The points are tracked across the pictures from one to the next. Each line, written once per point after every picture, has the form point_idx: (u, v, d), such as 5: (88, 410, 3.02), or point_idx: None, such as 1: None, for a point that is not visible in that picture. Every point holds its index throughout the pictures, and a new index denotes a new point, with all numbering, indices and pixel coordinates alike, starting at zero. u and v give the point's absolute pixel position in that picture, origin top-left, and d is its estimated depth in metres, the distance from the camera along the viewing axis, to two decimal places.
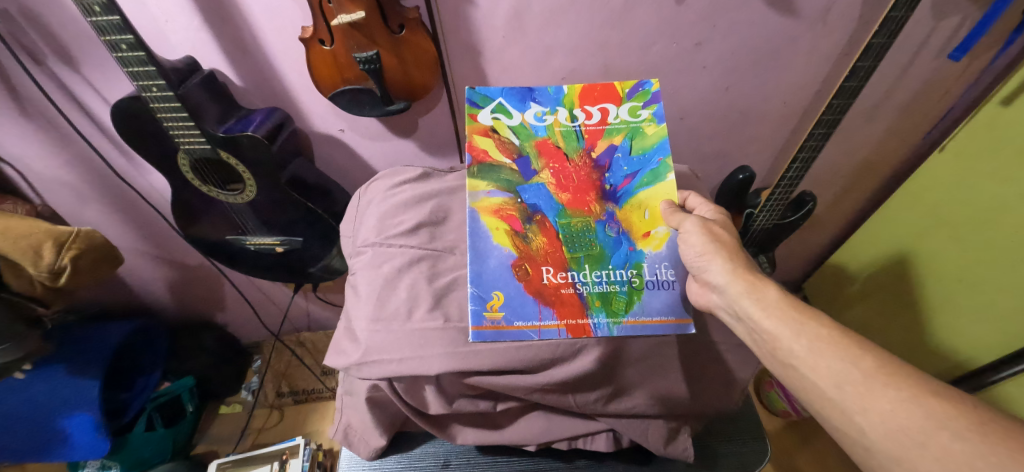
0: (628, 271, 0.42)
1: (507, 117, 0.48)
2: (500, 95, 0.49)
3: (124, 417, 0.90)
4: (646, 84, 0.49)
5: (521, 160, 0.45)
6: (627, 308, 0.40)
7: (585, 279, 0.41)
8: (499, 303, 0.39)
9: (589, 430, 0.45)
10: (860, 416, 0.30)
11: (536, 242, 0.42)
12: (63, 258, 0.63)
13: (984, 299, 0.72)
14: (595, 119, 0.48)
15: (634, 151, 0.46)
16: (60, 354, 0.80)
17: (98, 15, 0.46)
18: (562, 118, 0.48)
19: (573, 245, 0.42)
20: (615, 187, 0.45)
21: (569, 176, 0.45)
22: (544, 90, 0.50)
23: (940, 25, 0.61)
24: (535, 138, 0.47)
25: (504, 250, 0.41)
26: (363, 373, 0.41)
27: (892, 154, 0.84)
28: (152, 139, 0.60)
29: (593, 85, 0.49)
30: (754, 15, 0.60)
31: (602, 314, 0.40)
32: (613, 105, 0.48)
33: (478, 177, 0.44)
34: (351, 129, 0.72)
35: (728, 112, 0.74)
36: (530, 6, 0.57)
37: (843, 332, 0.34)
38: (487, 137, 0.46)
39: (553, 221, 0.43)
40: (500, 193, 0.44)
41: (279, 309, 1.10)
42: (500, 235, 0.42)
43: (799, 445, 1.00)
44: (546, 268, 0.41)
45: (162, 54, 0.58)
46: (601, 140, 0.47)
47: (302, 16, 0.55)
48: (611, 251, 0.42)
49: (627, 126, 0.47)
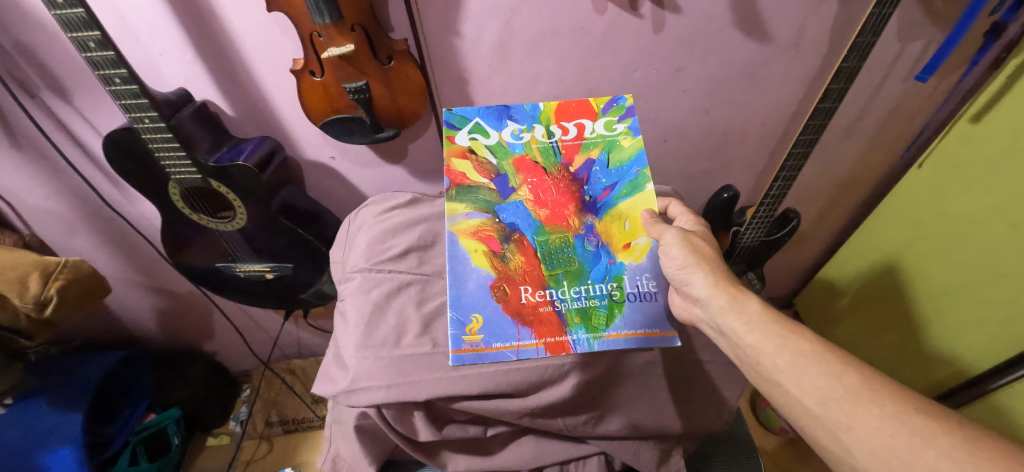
0: (608, 285, 0.42)
1: (485, 137, 0.49)
2: (477, 115, 0.50)
3: (105, 452, 0.85)
4: (620, 99, 0.50)
5: (499, 178, 0.47)
6: (608, 322, 0.40)
7: (563, 296, 0.41)
8: (478, 326, 0.39)
9: (579, 453, 0.44)
10: (845, 434, 0.31)
11: (514, 262, 0.43)
12: (49, 288, 0.62)
13: (969, 309, 0.73)
14: (571, 135, 0.49)
15: (611, 164, 0.47)
16: (43, 387, 0.78)
17: (93, 51, 0.47)
18: (538, 135, 0.49)
19: (551, 263, 0.43)
20: (594, 199, 0.46)
21: (547, 191, 0.46)
22: (520, 107, 0.51)
23: (906, 48, 0.65)
24: (512, 155, 0.48)
25: (482, 272, 0.42)
26: (351, 401, 0.40)
27: (870, 170, 0.86)
28: (141, 168, 0.61)
29: (569, 102, 0.51)
30: (729, 42, 0.63)
31: (581, 329, 0.39)
32: (589, 120, 0.50)
33: (456, 200, 0.45)
34: (342, 156, 0.73)
35: (709, 134, 0.77)
36: (515, 37, 0.59)
37: (825, 346, 0.35)
38: (465, 159, 0.47)
39: (532, 238, 0.44)
40: (478, 214, 0.45)
41: (269, 336, 1.09)
42: (479, 257, 0.42)
43: (798, 463, 0.99)
44: (524, 288, 0.41)
45: (154, 86, 0.59)
46: (578, 154, 0.48)
47: (293, 49, 0.57)
48: (590, 266, 0.43)
49: (603, 139, 0.48)
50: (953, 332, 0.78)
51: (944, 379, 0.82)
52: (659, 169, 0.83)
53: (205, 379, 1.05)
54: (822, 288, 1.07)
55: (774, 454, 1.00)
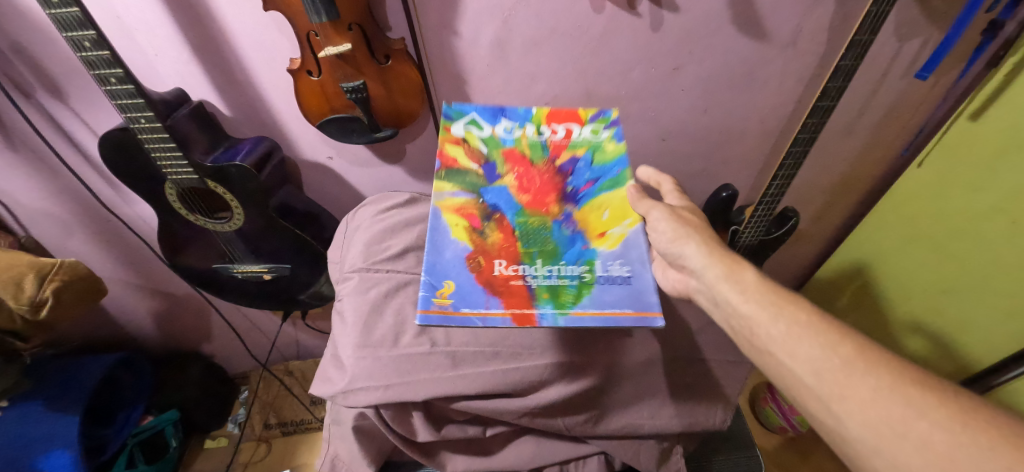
0: (580, 267, 0.39)
1: (478, 128, 0.51)
2: (474, 111, 0.53)
3: (102, 456, 0.85)
4: (606, 111, 0.55)
5: (487, 164, 0.48)
6: (576, 300, 0.36)
7: (535, 273, 0.38)
8: (449, 291, 0.35)
9: (580, 453, 0.43)
10: (838, 403, 0.30)
11: (492, 238, 0.41)
12: (45, 290, 0.62)
13: (970, 307, 0.73)
14: (560, 135, 0.52)
15: (595, 162, 0.50)
16: (40, 390, 0.78)
17: (88, 50, 0.47)
18: (529, 132, 0.52)
19: (527, 240, 0.41)
20: (575, 190, 0.47)
21: (532, 179, 0.47)
22: (514, 109, 0.54)
23: (904, 46, 0.65)
24: (502, 147, 0.50)
25: (459, 244, 0.40)
26: (347, 401, 0.39)
27: (868, 169, 0.86)
28: (138, 169, 0.60)
29: (560, 109, 0.55)
30: (727, 40, 0.63)
31: (549, 304, 0.35)
32: (577, 126, 0.53)
33: (444, 179, 0.45)
34: (340, 156, 0.73)
35: (708, 133, 0.77)
36: (513, 36, 0.59)
37: (822, 319, 0.34)
38: (458, 146, 0.49)
39: (512, 218, 0.43)
40: (463, 193, 0.44)
41: (267, 337, 1.08)
42: (458, 231, 0.41)
43: (798, 462, 0.99)
44: (496, 261, 0.39)
45: (150, 86, 0.59)
46: (564, 151, 0.51)
47: (290, 48, 0.57)
48: (564, 249, 0.41)
49: (589, 142, 0.52)
50: (953, 330, 0.78)
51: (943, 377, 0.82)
52: (658, 168, 0.83)
53: (202, 380, 1.05)
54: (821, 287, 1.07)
55: (775, 453, 1.00)
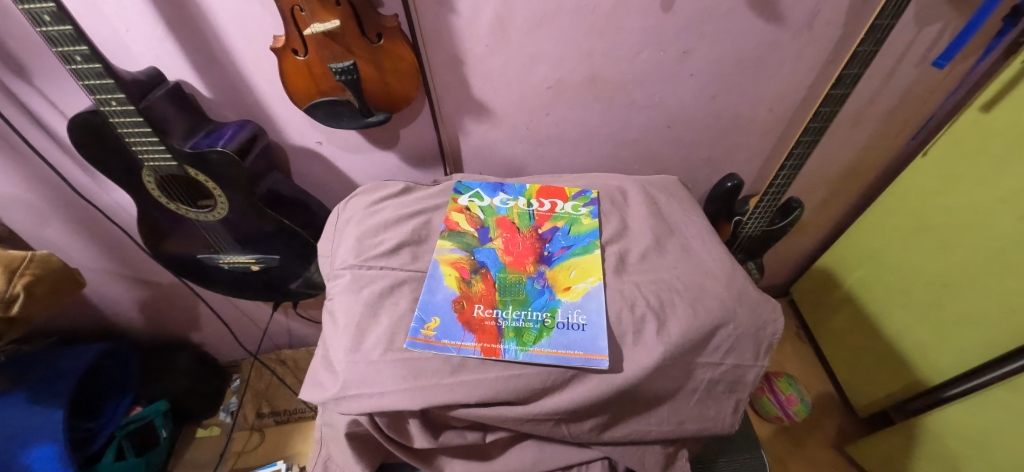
0: (543, 313, 0.43)
1: (480, 200, 0.57)
2: (478, 185, 0.59)
3: (90, 448, 0.83)
4: (587, 191, 0.58)
5: (482, 229, 0.52)
6: (536, 340, 0.40)
7: (506, 315, 0.43)
8: (435, 325, 0.41)
9: (582, 459, 0.41)
10: None
11: (477, 286, 0.45)
12: (15, 286, 0.58)
13: (971, 300, 0.72)
14: (546, 207, 0.56)
15: (572, 232, 0.52)
16: (17, 386, 0.75)
17: (48, 25, 0.42)
18: (520, 204, 0.57)
19: (503, 291, 0.45)
20: (551, 254, 0.49)
21: (516, 243, 0.50)
22: (511, 184, 0.60)
23: (923, 32, 0.61)
24: (496, 215, 0.54)
25: (449, 289, 0.45)
26: (340, 408, 0.37)
27: (875, 159, 0.85)
28: (110, 155, 0.56)
29: (549, 186, 0.60)
30: (739, 23, 0.59)
31: (512, 342, 0.40)
32: (561, 201, 0.57)
33: (445, 239, 0.50)
34: (329, 141, 0.69)
35: (715, 120, 0.74)
36: (514, 14, 0.55)
37: None
38: (460, 213, 0.54)
39: (494, 273, 0.47)
40: (460, 250, 0.49)
41: (257, 326, 1.06)
42: (451, 279, 0.46)
43: (789, 451, 1.00)
44: (476, 305, 0.43)
45: (121, 65, 0.54)
46: (547, 222, 0.54)
47: (273, 24, 0.53)
48: (534, 298, 0.45)
49: (569, 215, 0.54)
50: (949, 324, 0.77)
51: (936, 371, 0.81)
52: (662, 157, 0.80)
53: (192, 371, 1.02)
54: (822, 277, 1.07)
55: (768, 442, 1.02)
